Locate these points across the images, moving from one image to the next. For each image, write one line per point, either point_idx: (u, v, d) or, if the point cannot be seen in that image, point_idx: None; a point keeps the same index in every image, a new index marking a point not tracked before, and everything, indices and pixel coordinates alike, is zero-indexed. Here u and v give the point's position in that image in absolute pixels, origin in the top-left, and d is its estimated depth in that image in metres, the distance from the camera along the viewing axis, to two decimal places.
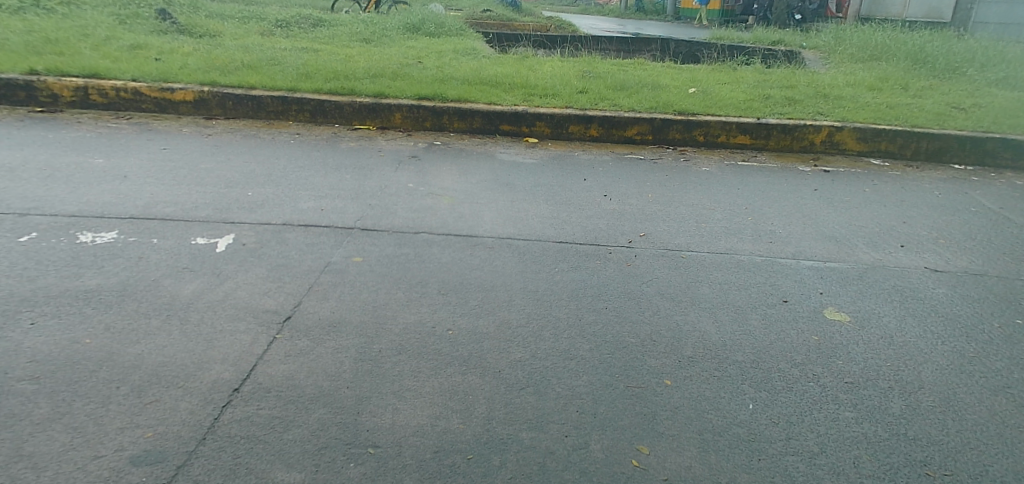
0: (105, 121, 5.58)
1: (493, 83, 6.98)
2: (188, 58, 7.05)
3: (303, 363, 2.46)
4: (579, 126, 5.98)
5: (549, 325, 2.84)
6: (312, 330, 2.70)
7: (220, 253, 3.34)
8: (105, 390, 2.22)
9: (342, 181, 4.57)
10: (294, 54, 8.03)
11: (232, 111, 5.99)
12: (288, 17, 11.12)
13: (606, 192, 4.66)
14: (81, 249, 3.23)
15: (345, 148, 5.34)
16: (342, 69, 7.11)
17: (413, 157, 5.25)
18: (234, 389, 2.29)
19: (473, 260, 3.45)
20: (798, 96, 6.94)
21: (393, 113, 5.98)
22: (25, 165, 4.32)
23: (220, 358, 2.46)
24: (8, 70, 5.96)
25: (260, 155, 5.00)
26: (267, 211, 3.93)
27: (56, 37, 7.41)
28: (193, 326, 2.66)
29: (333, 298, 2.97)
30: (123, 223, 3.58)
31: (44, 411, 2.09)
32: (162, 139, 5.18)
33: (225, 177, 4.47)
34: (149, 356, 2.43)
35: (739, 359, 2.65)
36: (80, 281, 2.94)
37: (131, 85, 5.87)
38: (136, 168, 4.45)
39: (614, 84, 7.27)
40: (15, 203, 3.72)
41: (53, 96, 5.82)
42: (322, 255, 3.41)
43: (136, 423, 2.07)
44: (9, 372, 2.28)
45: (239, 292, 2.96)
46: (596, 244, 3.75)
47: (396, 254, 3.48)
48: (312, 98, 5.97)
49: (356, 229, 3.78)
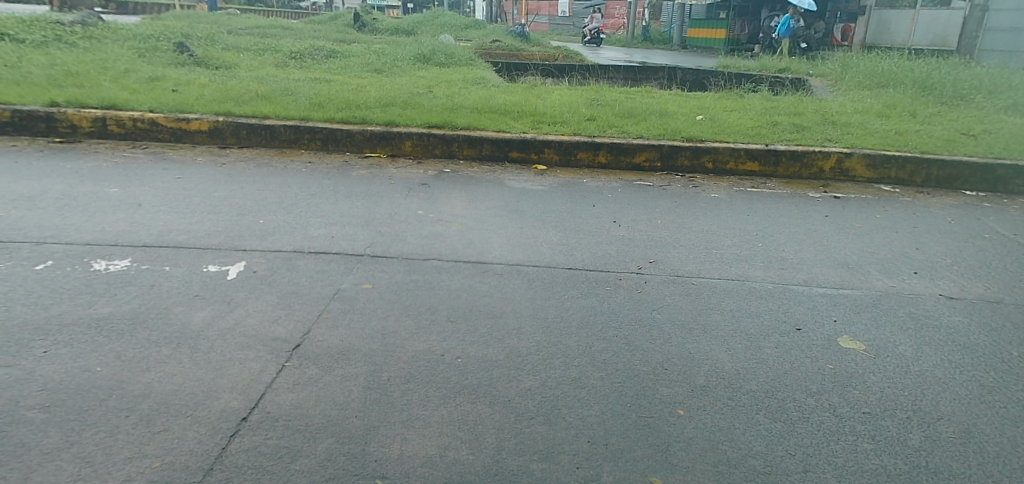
0: (121, 151, 5.64)
1: (502, 111, 7.08)
2: (203, 90, 7.18)
3: (311, 392, 2.45)
4: (587, 153, 6.02)
5: (559, 353, 2.82)
6: (321, 358, 2.69)
7: (232, 280, 3.36)
8: (113, 419, 2.21)
9: (353, 208, 4.61)
10: (307, 84, 8.16)
11: (246, 140, 6.07)
12: (302, 49, 11.35)
13: (615, 219, 4.66)
14: (94, 278, 3.24)
15: (356, 176, 5.39)
16: (354, 99, 7.22)
17: (423, 184, 5.29)
18: (242, 418, 2.27)
19: (482, 287, 3.45)
20: (806, 122, 6.97)
21: (404, 141, 6.05)
22: (42, 194, 4.37)
23: (229, 387, 2.45)
24: (29, 102, 6.06)
25: (271, 183, 5.05)
26: (279, 238, 3.96)
27: (78, 71, 7.56)
28: (203, 354, 2.65)
29: (342, 325, 2.97)
30: (137, 251, 3.60)
31: (54, 440, 2.08)
32: (177, 168, 5.25)
33: (238, 204, 4.52)
34: (159, 385, 2.42)
35: (753, 388, 2.62)
36: (92, 309, 2.95)
37: (148, 116, 5.96)
38: (150, 197, 4.50)
39: (622, 111, 7.34)
40: (33, 231, 3.75)
41: (72, 126, 5.91)
42: (332, 282, 3.42)
43: (143, 453, 2.06)
44: (20, 401, 2.27)
45: (249, 320, 2.97)
46: (605, 271, 3.74)
47: (406, 281, 3.48)
48: (325, 127, 6.04)
49: (366, 255, 3.80)
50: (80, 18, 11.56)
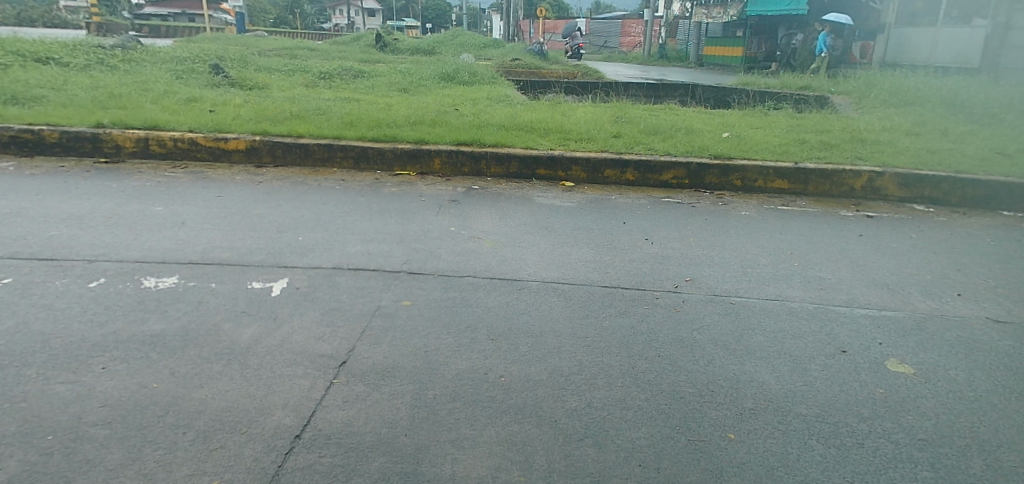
0: (163, 170, 5.77)
1: (528, 127, 7.12)
2: (239, 110, 7.34)
3: (360, 410, 2.47)
4: (614, 170, 6.02)
5: (601, 373, 2.80)
6: (367, 375, 2.71)
7: (276, 297, 3.41)
8: (171, 435, 2.24)
9: (387, 225, 4.66)
10: (336, 103, 8.30)
11: (281, 159, 6.17)
12: (330, 69, 11.56)
13: (647, 236, 4.66)
14: (145, 295, 3.31)
15: (387, 193, 5.46)
16: (383, 117, 7.32)
17: (453, 200, 5.33)
18: (295, 435, 2.30)
19: (519, 305, 3.45)
20: (835, 140, 6.92)
21: (432, 159, 6.11)
22: (92, 213, 4.49)
23: (280, 404, 2.48)
24: (76, 123, 6.24)
25: (306, 201, 5.12)
26: (319, 255, 4.02)
27: (121, 93, 7.78)
28: (253, 371, 2.69)
29: (385, 342, 2.99)
30: (184, 268, 3.68)
31: (117, 457, 2.12)
32: (216, 186, 5.35)
33: (277, 221, 4.60)
34: (214, 402, 2.46)
35: (804, 412, 2.58)
36: (145, 326, 3.01)
37: (188, 136, 6.10)
38: (193, 215, 4.59)
39: (647, 128, 7.34)
40: (85, 249, 3.85)
41: (117, 147, 6.06)
42: (372, 298, 3.45)
43: (202, 470, 2.09)
44: (83, 417, 2.32)
45: (295, 336, 3.00)
46: (642, 289, 3.73)
47: (443, 298, 3.50)
48: (356, 145, 6.13)
49: (403, 272, 3.83)
50: (121, 42, 11.94)
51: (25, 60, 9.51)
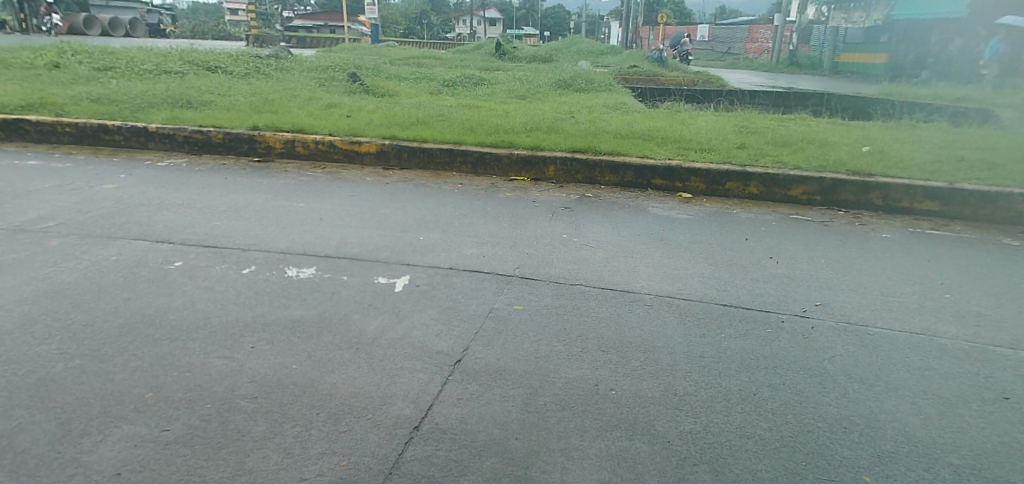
0: (307, 171, 6.25)
1: (646, 136, 7.02)
2: (371, 116, 7.80)
3: (474, 408, 2.55)
4: (736, 183, 5.80)
5: (719, 397, 2.72)
6: (481, 375, 2.80)
7: (398, 292, 3.60)
8: (307, 415, 2.44)
9: (501, 229, 4.77)
10: (458, 110, 8.60)
11: (405, 162, 6.49)
12: (454, 77, 12.00)
13: (773, 254, 4.45)
14: (288, 283, 3.61)
15: (502, 197, 5.58)
16: (501, 124, 7.50)
17: (566, 208, 5.36)
18: (414, 426, 2.42)
19: (633, 318, 3.42)
20: (996, 159, 6.26)
21: (547, 166, 6.18)
22: (246, 207, 4.95)
23: (401, 394, 2.62)
24: (236, 126, 6.90)
25: (427, 203, 5.35)
26: (437, 255, 4.19)
27: (272, 99, 8.52)
28: (378, 361, 2.86)
29: (498, 345, 3.07)
30: (321, 260, 3.97)
31: (261, 429, 2.34)
32: (347, 186, 5.73)
33: (401, 221, 4.84)
34: (343, 387, 2.64)
35: (951, 461, 2.37)
36: (287, 311, 3.28)
37: (329, 139, 6.56)
38: (329, 212, 4.94)
39: (776, 139, 7.00)
40: (240, 239, 4.26)
41: (269, 148, 6.63)
42: (487, 300, 3.56)
43: (332, 450, 2.25)
44: (235, 389, 2.57)
45: (415, 332, 3.15)
46: (764, 311, 3.57)
47: (555, 305, 3.54)
48: (474, 151, 6.32)
49: (515, 276, 3.91)
50: (275, 52, 13.09)
51: (198, 69, 10.67)
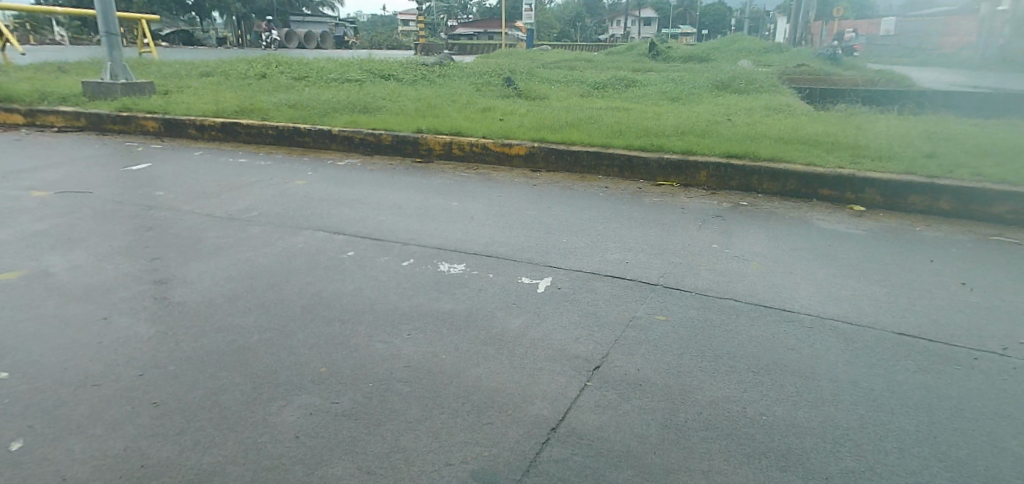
0: (460, 171, 6.61)
1: (813, 142, 6.60)
2: (523, 119, 8.06)
3: (612, 417, 2.61)
4: (923, 197, 5.29)
5: (891, 437, 2.53)
6: (619, 384, 2.85)
7: (540, 293, 3.73)
8: (453, 404, 2.63)
9: (647, 235, 4.75)
10: (608, 112, 8.62)
11: (553, 164, 6.64)
12: (605, 80, 12.01)
13: (962, 280, 4.03)
14: (439, 277, 3.88)
15: (649, 203, 5.55)
16: (652, 127, 7.42)
17: (718, 216, 5.22)
18: (552, 428, 2.52)
19: (790, 340, 3.27)
20: None
21: (699, 171, 6.04)
22: (406, 204, 5.35)
23: (540, 395, 2.73)
24: (402, 129, 7.44)
25: (573, 206, 5.45)
26: (580, 258, 4.27)
27: (435, 103, 9.08)
28: (519, 359, 3.00)
29: (639, 355, 3.09)
30: (470, 258, 4.21)
31: (413, 412, 2.56)
32: (497, 187, 5.99)
33: (546, 222, 4.99)
34: (486, 381, 2.81)
35: None
36: (438, 304, 3.53)
37: (481, 141, 6.90)
38: (479, 211, 5.21)
39: (974, 149, 6.27)
40: (400, 233, 4.62)
41: (429, 150, 7.08)
42: (628, 308, 3.58)
43: (475, 441, 2.42)
44: (391, 372, 2.83)
45: (555, 334, 3.26)
46: (952, 344, 3.26)
47: (701, 318, 3.48)
48: (623, 154, 6.33)
49: (659, 285, 3.89)
50: (439, 59, 13.92)
51: (373, 77, 11.63)
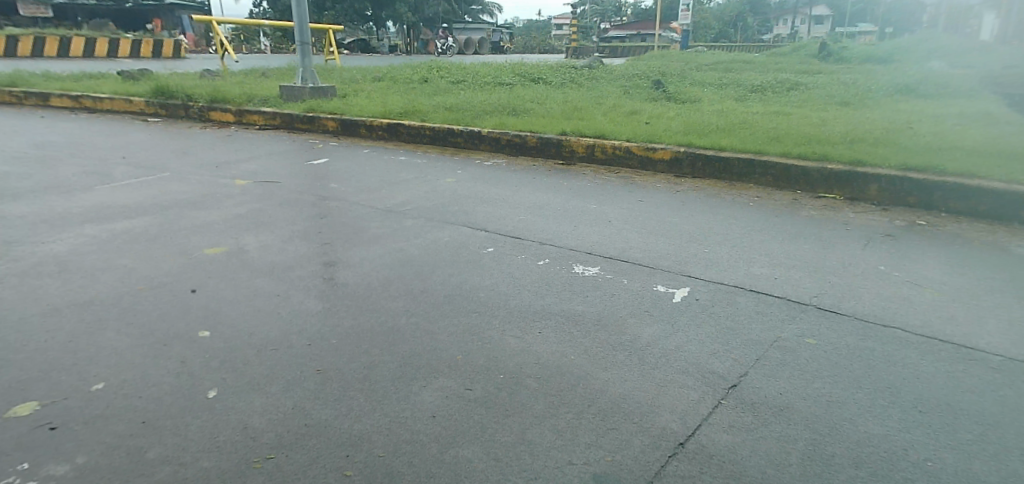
0: (603, 174, 6.67)
1: (1015, 157, 5.88)
2: (670, 123, 7.94)
3: (743, 439, 2.57)
4: None
5: None
6: (754, 406, 2.79)
7: (676, 303, 3.72)
8: (580, 405, 2.73)
9: (801, 251, 4.54)
10: (766, 117, 8.24)
11: (700, 171, 6.50)
12: (765, 83, 11.45)
13: None
14: (574, 278, 4.00)
15: (805, 216, 5.27)
16: (814, 134, 7.00)
17: (888, 235, 4.85)
18: (678, 442, 2.54)
19: (971, 381, 2.99)
20: None
21: (869, 184, 5.64)
22: (548, 204, 5.52)
23: (668, 407, 2.76)
24: (546, 130, 7.63)
25: (719, 215, 5.31)
26: (721, 270, 4.19)
27: (582, 106, 9.19)
28: (649, 368, 3.04)
29: (782, 378, 3.00)
30: (606, 261, 4.28)
31: (541, 408, 2.70)
32: (641, 191, 5.98)
33: (688, 230, 4.92)
34: (614, 386, 2.88)
35: None
36: (571, 305, 3.65)
37: (624, 145, 6.90)
38: (618, 215, 5.25)
39: None
40: (539, 233, 4.80)
41: (571, 151, 7.21)
42: (772, 327, 3.47)
43: (599, 444, 2.50)
44: (523, 367, 2.99)
45: (688, 346, 3.25)
46: None
47: (858, 346, 3.29)
48: (779, 163, 6.05)
49: (811, 306, 3.72)
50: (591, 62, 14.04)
51: (523, 80, 12.01)
